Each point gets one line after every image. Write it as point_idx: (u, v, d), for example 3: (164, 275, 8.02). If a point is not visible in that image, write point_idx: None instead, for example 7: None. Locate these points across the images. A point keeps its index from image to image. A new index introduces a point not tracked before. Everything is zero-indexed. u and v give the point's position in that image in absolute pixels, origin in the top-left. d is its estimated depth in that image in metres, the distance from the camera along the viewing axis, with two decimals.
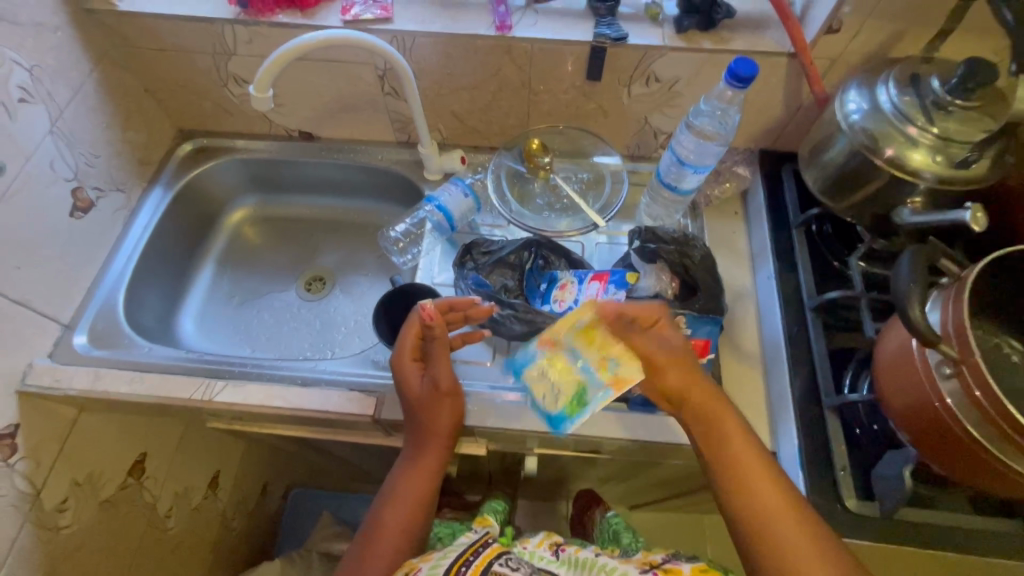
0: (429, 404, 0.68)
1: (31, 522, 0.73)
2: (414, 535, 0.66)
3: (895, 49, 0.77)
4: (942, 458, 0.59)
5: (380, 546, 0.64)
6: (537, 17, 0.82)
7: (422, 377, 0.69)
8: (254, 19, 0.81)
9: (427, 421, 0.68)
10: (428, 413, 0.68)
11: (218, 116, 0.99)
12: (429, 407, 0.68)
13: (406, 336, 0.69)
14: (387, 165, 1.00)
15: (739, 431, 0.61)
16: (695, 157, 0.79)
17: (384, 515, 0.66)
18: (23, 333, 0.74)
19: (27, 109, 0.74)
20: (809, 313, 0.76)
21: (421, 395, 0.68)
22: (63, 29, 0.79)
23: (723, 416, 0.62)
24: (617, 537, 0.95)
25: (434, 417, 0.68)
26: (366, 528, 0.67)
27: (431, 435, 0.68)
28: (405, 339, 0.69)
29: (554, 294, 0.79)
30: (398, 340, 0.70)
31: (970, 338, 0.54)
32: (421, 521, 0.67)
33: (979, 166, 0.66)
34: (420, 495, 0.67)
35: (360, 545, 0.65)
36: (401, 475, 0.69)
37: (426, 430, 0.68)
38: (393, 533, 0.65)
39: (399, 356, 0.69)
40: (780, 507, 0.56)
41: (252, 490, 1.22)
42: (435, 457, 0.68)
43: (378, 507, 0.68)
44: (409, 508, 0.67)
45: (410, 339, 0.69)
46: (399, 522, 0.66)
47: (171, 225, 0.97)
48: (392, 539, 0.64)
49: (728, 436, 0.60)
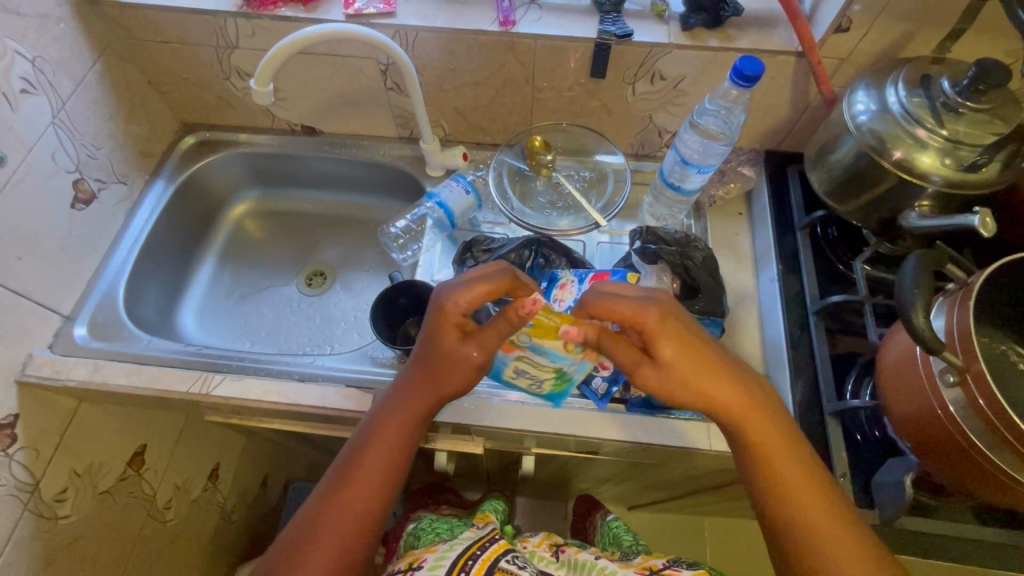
0: (456, 364, 0.63)
1: (30, 512, 0.73)
2: (387, 491, 0.62)
3: (905, 49, 0.76)
4: (945, 467, 0.58)
5: (354, 496, 0.60)
6: (541, 13, 0.81)
7: (463, 339, 0.62)
8: (257, 12, 0.81)
9: (440, 372, 0.63)
10: (448, 373, 0.63)
11: (221, 109, 0.98)
12: (451, 369, 0.63)
13: (479, 287, 0.59)
14: (389, 161, 1.00)
15: (783, 441, 0.58)
16: (700, 157, 0.78)
17: (363, 460, 0.62)
18: (24, 324, 0.75)
19: (30, 100, 0.74)
20: (812, 317, 0.75)
21: (453, 351, 0.62)
22: (66, 21, 0.79)
23: (760, 423, 0.58)
24: (617, 541, 0.94)
25: (452, 374, 0.63)
26: (339, 467, 0.62)
27: (434, 382, 0.64)
28: (475, 291, 0.60)
29: (554, 294, 0.76)
30: (466, 287, 0.60)
31: (974, 345, 0.53)
32: (397, 479, 0.63)
33: (990, 170, 0.63)
34: (401, 447, 0.63)
35: (329, 489, 0.61)
36: (387, 416, 0.64)
37: (429, 377, 0.64)
38: (367, 483, 0.61)
39: (454, 308, 0.60)
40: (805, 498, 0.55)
41: (252, 482, 1.23)
42: (427, 406, 0.65)
43: (356, 447, 0.63)
44: (387, 458, 0.62)
45: (483, 293, 0.60)
46: (374, 473, 0.61)
47: (173, 217, 0.97)
48: (366, 493, 0.60)
49: (772, 449, 0.58)
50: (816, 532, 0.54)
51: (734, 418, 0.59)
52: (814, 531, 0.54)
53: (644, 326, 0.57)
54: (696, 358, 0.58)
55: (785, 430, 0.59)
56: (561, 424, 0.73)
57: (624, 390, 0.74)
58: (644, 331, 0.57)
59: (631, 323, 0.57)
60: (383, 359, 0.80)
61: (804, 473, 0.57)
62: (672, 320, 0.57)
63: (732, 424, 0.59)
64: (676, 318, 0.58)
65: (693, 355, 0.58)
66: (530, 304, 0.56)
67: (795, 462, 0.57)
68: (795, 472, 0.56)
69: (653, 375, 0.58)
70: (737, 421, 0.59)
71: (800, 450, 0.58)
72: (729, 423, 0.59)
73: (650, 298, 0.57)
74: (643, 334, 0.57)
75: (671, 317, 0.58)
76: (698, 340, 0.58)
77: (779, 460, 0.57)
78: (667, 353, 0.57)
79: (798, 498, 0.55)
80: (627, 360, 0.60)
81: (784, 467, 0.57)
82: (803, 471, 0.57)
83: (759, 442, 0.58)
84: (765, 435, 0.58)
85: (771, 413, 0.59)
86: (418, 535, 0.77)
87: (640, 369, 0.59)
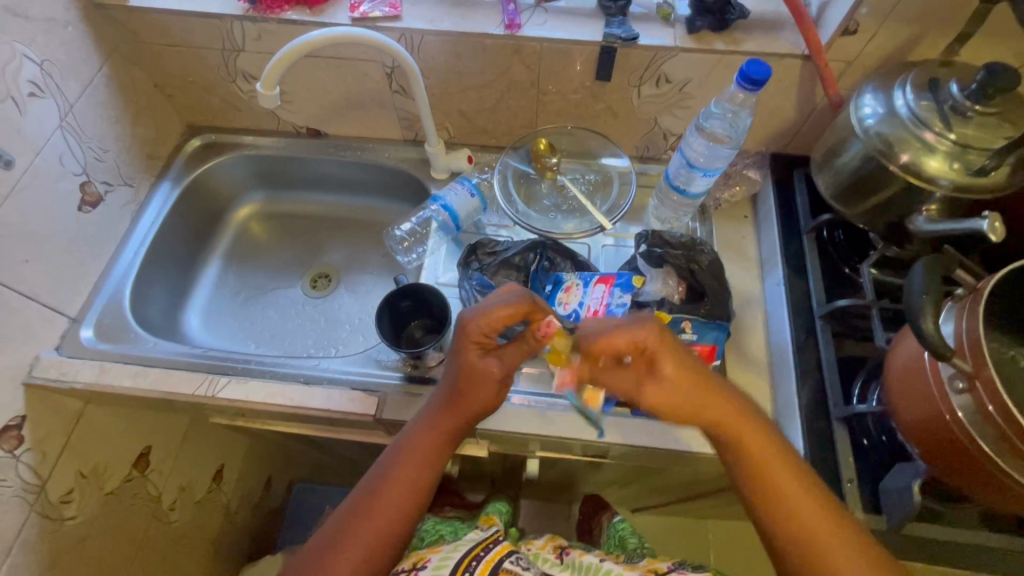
0: (484, 380, 0.62)
1: (36, 513, 0.74)
2: (415, 505, 0.62)
3: (912, 53, 0.75)
4: (955, 474, 0.58)
5: (380, 511, 0.60)
6: (547, 16, 0.81)
7: (488, 358, 0.62)
8: (263, 15, 0.81)
9: (470, 393, 0.62)
10: (475, 390, 0.62)
11: (227, 112, 0.99)
12: (479, 386, 0.62)
13: (504, 308, 0.59)
14: (394, 163, 1.00)
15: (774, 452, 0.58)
16: (705, 160, 0.78)
17: (390, 476, 0.61)
18: (31, 326, 0.75)
19: (38, 104, 0.75)
20: (818, 320, 0.75)
21: (480, 372, 0.62)
22: (74, 25, 0.80)
23: (745, 430, 0.58)
24: (623, 543, 0.93)
25: (482, 395, 0.63)
26: (365, 486, 0.62)
27: (463, 398, 0.63)
28: (496, 314, 0.59)
29: (559, 297, 0.76)
30: (487, 311, 0.60)
31: (984, 351, 0.52)
32: (424, 494, 0.62)
33: (999, 174, 0.63)
34: (430, 465, 0.63)
35: (357, 504, 0.61)
36: (418, 434, 0.64)
37: (462, 398, 0.63)
38: (395, 499, 0.61)
39: (477, 328, 0.60)
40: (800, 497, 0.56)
41: (256, 483, 1.23)
42: (457, 427, 0.64)
43: (384, 463, 0.62)
44: (412, 480, 0.62)
45: (509, 314, 0.59)
46: (402, 489, 0.61)
47: (179, 220, 0.97)
48: (393, 508, 0.60)
49: (767, 459, 0.58)
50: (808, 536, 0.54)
51: (727, 433, 0.59)
52: (811, 534, 0.54)
53: (646, 342, 0.56)
54: (694, 376, 0.58)
55: (773, 438, 0.59)
56: (566, 428, 0.73)
57: None
58: (648, 349, 0.57)
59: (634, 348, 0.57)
60: (388, 363, 0.80)
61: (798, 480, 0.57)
62: (669, 337, 0.57)
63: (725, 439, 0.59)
64: (669, 336, 0.58)
65: (685, 370, 0.58)
66: (546, 326, 0.59)
67: (786, 469, 0.57)
68: (786, 470, 0.57)
69: (656, 393, 0.58)
70: (731, 435, 0.59)
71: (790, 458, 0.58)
72: (724, 439, 0.59)
73: (644, 320, 0.57)
74: (646, 354, 0.57)
75: (671, 339, 0.58)
76: (688, 358, 0.58)
77: (771, 467, 0.57)
78: (668, 371, 0.57)
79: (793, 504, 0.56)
80: (631, 384, 0.59)
81: (777, 467, 0.57)
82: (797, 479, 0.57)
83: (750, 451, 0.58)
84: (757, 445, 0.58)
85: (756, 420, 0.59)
86: (422, 536, 0.77)
87: (642, 391, 0.58)
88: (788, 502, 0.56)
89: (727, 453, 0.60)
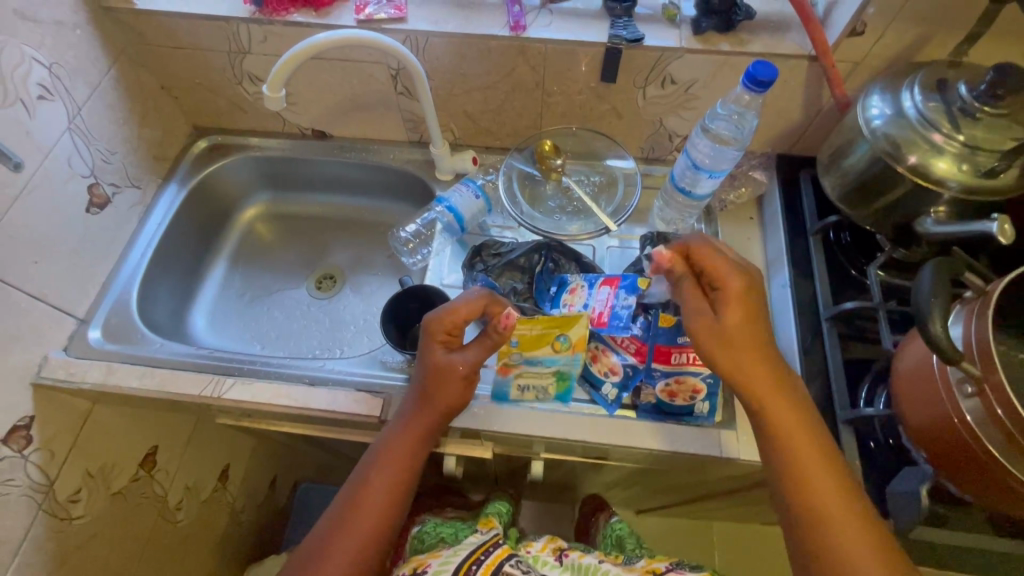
0: (448, 377, 0.63)
1: (44, 512, 0.74)
2: (400, 502, 0.62)
3: (920, 53, 0.75)
4: (962, 479, 0.58)
5: (367, 508, 0.60)
6: (552, 17, 0.81)
7: (455, 357, 0.64)
8: (269, 18, 0.81)
9: (438, 392, 0.64)
10: (440, 387, 0.64)
11: (233, 114, 0.99)
12: (444, 383, 0.63)
13: (468, 302, 0.64)
14: (399, 164, 1.00)
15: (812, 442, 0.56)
16: (711, 161, 0.77)
17: (368, 476, 0.62)
18: (39, 327, 0.76)
19: (46, 107, 0.75)
20: (825, 323, 0.74)
21: (446, 370, 0.64)
22: (82, 28, 0.80)
23: (784, 414, 0.56)
24: (620, 544, 0.92)
25: (449, 392, 0.64)
26: (349, 490, 0.62)
27: (430, 396, 0.64)
28: (459, 309, 0.63)
29: (564, 299, 0.76)
30: (450, 306, 0.63)
31: (993, 355, 0.52)
32: (408, 491, 0.63)
33: (1009, 175, 0.62)
34: (409, 465, 0.63)
35: (346, 500, 0.61)
36: (394, 435, 0.64)
37: (432, 397, 0.64)
38: (381, 496, 0.61)
39: (440, 323, 0.63)
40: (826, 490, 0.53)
41: (261, 483, 1.23)
42: (430, 427, 0.64)
43: (363, 465, 0.63)
44: (393, 478, 0.62)
45: (471, 309, 0.63)
46: (385, 487, 0.61)
47: (185, 221, 0.98)
48: (379, 505, 0.60)
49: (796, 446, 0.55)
50: (828, 528, 0.52)
51: (760, 404, 0.57)
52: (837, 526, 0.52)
53: (730, 286, 0.58)
54: (755, 336, 0.57)
55: (813, 427, 0.57)
56: (571, 430, 0.73)
57: (635, 396, 0.74)
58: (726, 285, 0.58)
59: (716, 278, 0.59)
60: (393, 364, 0.80)
61: (831, 474, 0.54)
62: (754, 296, 0.58)
63: (756, 410, 0.57)
64: (757, 295, 0.59)
65: (752, 334, 0.57)
66: (506, 317, 0.62)
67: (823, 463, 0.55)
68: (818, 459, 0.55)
69: (709, 325, 0.57)
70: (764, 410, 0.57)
71: (830, 452, 0.56)
72: (757, 409, 0.57)
73: (742, 269, 0.59)
74: (722, 291, 0.58)
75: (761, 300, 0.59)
76: (759, 318, 0.58)
77: (806, 459, 0.55)
78: (732, 317, 0.57)
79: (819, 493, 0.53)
80: (690, 310, 0.59)
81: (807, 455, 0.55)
82: (831, 473, 0.54)
83: (785, 434, 0.56)
84: (793, 431, 0.56)
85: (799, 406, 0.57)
86: (423, 539, 0.77)
87: (700, 317, 0.58)
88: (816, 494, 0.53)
89: (757, 423, 0.58)
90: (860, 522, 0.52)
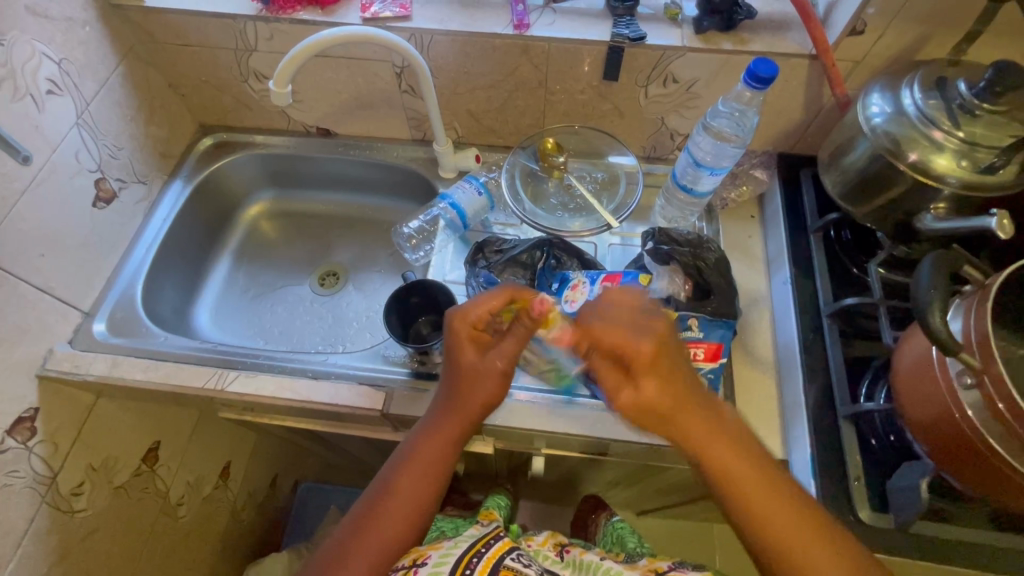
0: (483, 376, 0.63)
1: (47, 504, 0.74)
2: (423, 509, 0.62)
3: (921, 52, 0.76)
4: (966, 472, 0.57)
5: (387, 519, 0.60)
6: (555, 16, 0.82)
7: (485, 355, 0.63)
8: (276, 16, 0.82)
9: (471, 394, 0.63)
10: (473, 385, 0.63)
11: (238, 111, 1.00)
12: (479, 380, 0.63)
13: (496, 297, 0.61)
14: (402, 162, 1.01)
15: (765, 484, 0.56)
16: (712, 159, 0.78)
17: (395, 479, 0.62)
18: (45, 319, 0.76)
19: (55, 101, 0.76)
20: (825, 319, 0.74)
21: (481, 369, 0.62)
22: (92, 25, 0.81)
23: (720, 441, 0.57)
24: (620, 541, 0.93)
25: (482, 392, 0.63)
26: (370, 496, 0.62)
27: (463, 397, 0.63)
28: (488, 302, 0.61)
29: (566, 295, 0.75)
30: (485, 298, 0.61)
31: (992, 347, 0.52)
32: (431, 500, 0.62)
33: (1008, 172, 0.62)
34: (439, 466, 0.63)
35: (368, 505, 0.61)
36: (422, 441, 0.63)
37: (466, 398, 0.63)
38: (405, 502, 0.61)
39: (468, 321, 0.62)
40: (770, 498, 0.55)
41: (262, 481, 1.24)
42: (460, 430, 0.64)
43: (389, 469, 0.63)
44: (420, 482, 0.62)
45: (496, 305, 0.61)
46: (410, 496, 0.61)
47: (190, 217, 0.98)
48: (402, 512, 0.60)
49: (727, 458, 0.56)
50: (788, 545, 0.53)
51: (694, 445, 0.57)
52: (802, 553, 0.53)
53: (636, 356, 0.56)
54: (678, 395, 0.57)
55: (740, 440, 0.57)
56: (572, 426, 0.73)
57: None
58: (632, 358, 0.56)
59: (622, 350, 0.57)
60: (395, 358, 0.81)
61: (792, 510, 0.54)
62: (666, 358, 0.56)
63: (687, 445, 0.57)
64: (669, 357, 0.57)
65: (674, 392, 0.57)
66: (539, 304, 0.59)
67: (760, 476, 0.56)
68: (755, 472, 0.56)
69: (629, 405, 0.57)
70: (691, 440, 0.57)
71: (785, 488, 0.55)
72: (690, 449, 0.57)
73: (649, 331, 0.57)
74: (631, 365, 0.56)
75: (674, 361, 0.57)
76: (676, 380, 0.57)
77: (743, 472, 0.56)
78: (649, 386, 0.56)
79: (757, 504, 0.55)
80: (611, 389, 0.59)
81: (742, 471, 0.56)
82: (790, 507, 0.54)
83: (724, 456, 0.56)
84: (732, 463, 0.56)
85: (735, 440, 0.57)
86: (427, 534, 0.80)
87: (619, 395, 0.58)
88: (760, 513, 0.54)
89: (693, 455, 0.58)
90: (807, 528, 0.53)
